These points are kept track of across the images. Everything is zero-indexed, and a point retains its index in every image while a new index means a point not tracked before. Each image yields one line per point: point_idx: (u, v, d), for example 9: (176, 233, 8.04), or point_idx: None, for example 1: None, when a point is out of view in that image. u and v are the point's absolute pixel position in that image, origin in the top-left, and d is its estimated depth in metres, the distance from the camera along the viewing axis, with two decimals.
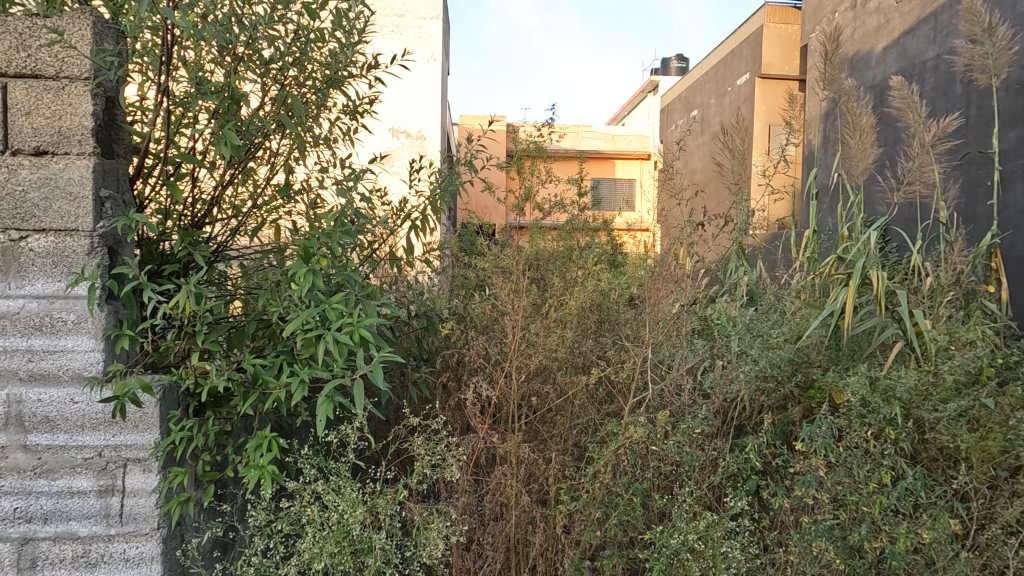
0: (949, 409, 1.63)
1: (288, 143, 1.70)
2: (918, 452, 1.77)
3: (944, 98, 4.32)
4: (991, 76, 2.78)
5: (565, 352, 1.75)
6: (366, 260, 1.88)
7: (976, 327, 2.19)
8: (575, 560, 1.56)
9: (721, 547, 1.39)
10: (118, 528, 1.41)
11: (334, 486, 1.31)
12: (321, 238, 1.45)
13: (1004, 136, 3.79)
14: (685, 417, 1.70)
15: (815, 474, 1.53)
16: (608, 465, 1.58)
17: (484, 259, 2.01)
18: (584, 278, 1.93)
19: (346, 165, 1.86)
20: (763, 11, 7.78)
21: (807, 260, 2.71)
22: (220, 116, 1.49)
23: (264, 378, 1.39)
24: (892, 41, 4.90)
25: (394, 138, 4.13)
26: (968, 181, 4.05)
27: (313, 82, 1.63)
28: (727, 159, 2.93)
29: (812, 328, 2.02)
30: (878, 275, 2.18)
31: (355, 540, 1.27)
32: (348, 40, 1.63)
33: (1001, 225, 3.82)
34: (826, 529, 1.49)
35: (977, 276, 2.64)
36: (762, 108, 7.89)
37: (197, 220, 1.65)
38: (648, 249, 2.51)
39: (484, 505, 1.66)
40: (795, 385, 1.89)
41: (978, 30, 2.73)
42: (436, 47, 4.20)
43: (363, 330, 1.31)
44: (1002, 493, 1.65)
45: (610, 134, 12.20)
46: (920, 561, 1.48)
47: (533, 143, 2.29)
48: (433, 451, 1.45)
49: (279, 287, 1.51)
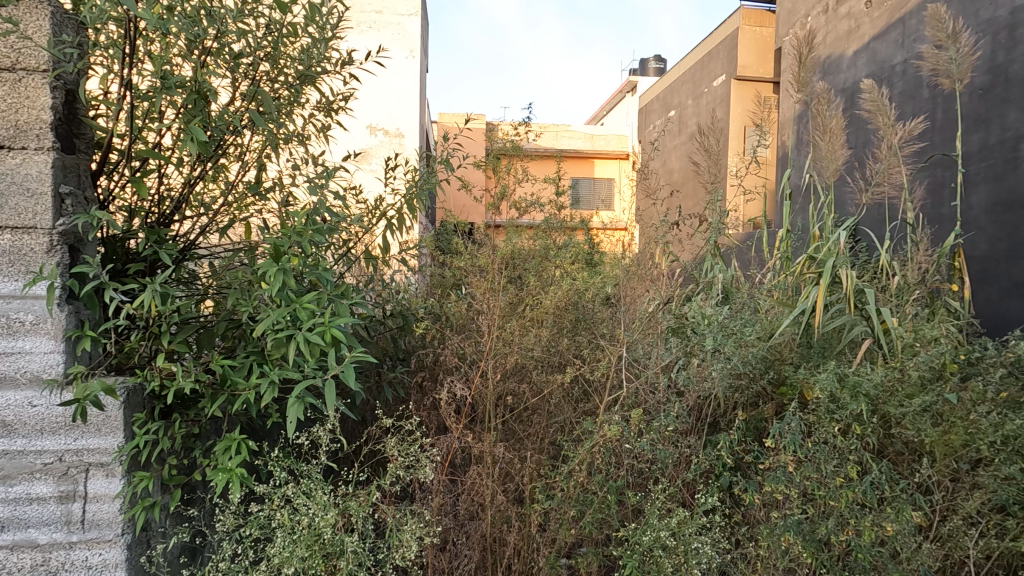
0: (913, 404, 1.69)
1: (259, 139, 1.67)
2: (884, 446, 1.83)
3: (911, 102, 4.46)
4: (955, 81, 2.88)
5: (541, 351, 1.79)
6: (341, 260, 1.86)
7: (940, 324, 2.27)
8: (550, 559, 1.57)
9: (693, 543, 1.39)
10: (80, 534, 1.37)
11: (305, 488, 1.29)
12: (293, 236, 1.41)
13: (967, 139, 3.93)
14: (659, 415, 1.71)
15: (784, 470, 1.57)
16: (583, 463, 1.59)
17: (460, 258, 2.02)
18: (560, 277, 1.99)
19: (320, 163, 1.83)
20: (738, 14, 7.92)
21: (780, 260, 2.76)
22: (187, 112, 1.44)
23: (232, 379, 1.37)
24: (861, 45, 5.02)
25: (372, 135, 4.09)
26: (933, 182, 4.19)
27: (286, 78, 1.60)
28: (703, 159, 2.97)
29: (784, 327, 2.07)
30: (847, 275, 2.25)
31: (327, 542, 1.24)
32: (322, 35, 1.61)
33: (964, 225, 3.97)
34: (794, 523, 1.51)
35: (942, 275, 2.72)
36: (738, 109, 8.01)
37: (166, 217, 1.61)
38: (627, 248, 2.49)
39: (460, 504, 1.64)
40: (768, 383, 1.93)
41: (943, 35, 2.82)
42: (414, 44, 4.17)
43: (335, 330, 1.29)
44: (963, 486, 1.69)
45: (589, 134, 12.27)
46: (885, 553, 1.51)
47: (511, 141, 2.20)
48: (407, 452, 1.44)
49: (251, 287, 1.48)
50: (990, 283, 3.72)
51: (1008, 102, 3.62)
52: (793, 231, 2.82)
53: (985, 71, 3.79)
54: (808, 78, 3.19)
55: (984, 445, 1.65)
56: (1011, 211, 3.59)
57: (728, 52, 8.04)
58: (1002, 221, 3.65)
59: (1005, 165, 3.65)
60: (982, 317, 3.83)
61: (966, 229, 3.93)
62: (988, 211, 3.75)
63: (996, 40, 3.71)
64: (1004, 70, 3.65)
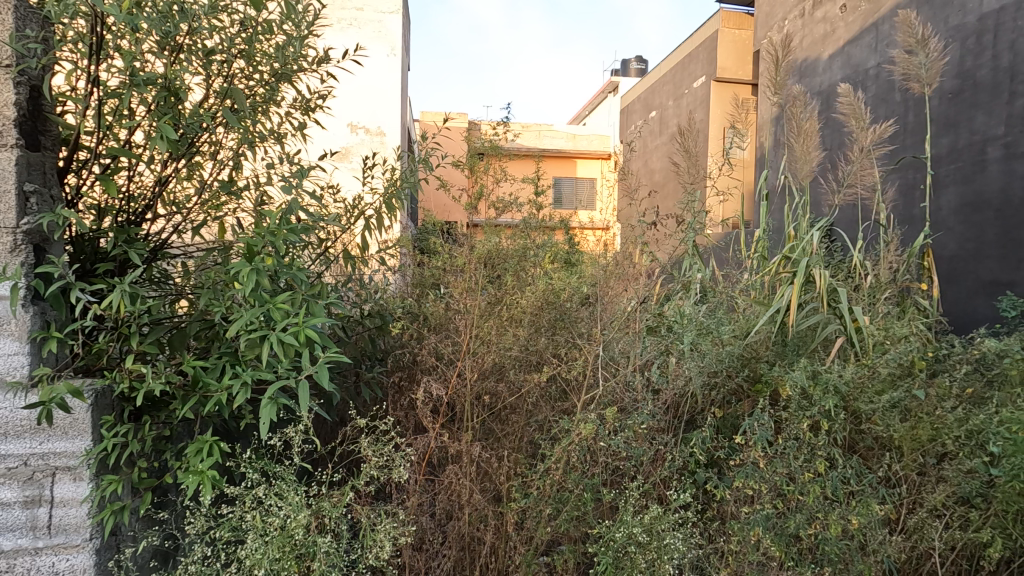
0: (882, 400, 1.75)
1: (233, 137, 1.65)
2: (854, 442, 1.87)
3: (884, 105, 4.58)
4: (924, 85, 2.95)
5: (518, 350, 1.80)
6: (318, 260, 1.84)
7: (910, 322, 2.34)
8: (526, 557, 1.57)
9: (666, 539, 1.40)
10: (46, 539, 1.34)
11: (277, 489, 1.27)
12: (266, 236, 1.39)
13: (937, 142, 4.04)
14: (633, 413, 1.73)
15: (755, 466, 1.59)
16: (559, 461, 1.60)
17: (438, 258, 2.02)
18: (536, 278, 1.98)
19: (296, 162, 1.81)
20: (717, 17, 8.02)
21: (757, 259, 2.81)
22: (157, 109, 1.42)
23: (204, 380, 1.35)
24: (836, 49, 5.12)
25: (353, 133, 4.07)
26: (905, 183, 4.30)
27: (261, 76, 1.59)
28: (681, 159, 3.01)
29: (759, 325, 2.11)
30: (820, 274, 2.30)
31: (299, 544, 1.22)
32: (298, 33, 1.60)
33: (934, 225, 4.09)
34: (763, 518, 1.52)
35: (911, 274, 2.78)
36: (717, 110, 8.12)
37: (137, 216, 1.59)
38: (607, 246, 2.52)
39: (437, 504, 1.65)
40: (744, 380, 1.97)
41: (913, 40, 2.89)
42: (395, 41, 4.15)
43: (308, 330, 1.27)
44: (929, 479, 1.73)
45: (571, 134, 12.33)
46: (852, 546, 1.53)
47: (490, 140, 2.16)
48: (381, 452, 1.42)
49: (225, 287, 1.47)
50: (959, 283, 3.85)
51: (976, 106, 3.74)
52: (768, 231, 2.87)
53: (953, 76, 3.91)
54: (784, 81, 3.24)
55: (948, 439, 1.71)
56: (978, 212, 3.72)
57: (708, 54, 8.14)
58: (970, 221, 3.77)
59: (972, 167, 3.77)
60: (951, 315, 3.96)
61: (936, 229, 4.06)
62: (957, 212, 3.87)
63: (964, 46, 3.82)
64: (972, 75, 3.76)
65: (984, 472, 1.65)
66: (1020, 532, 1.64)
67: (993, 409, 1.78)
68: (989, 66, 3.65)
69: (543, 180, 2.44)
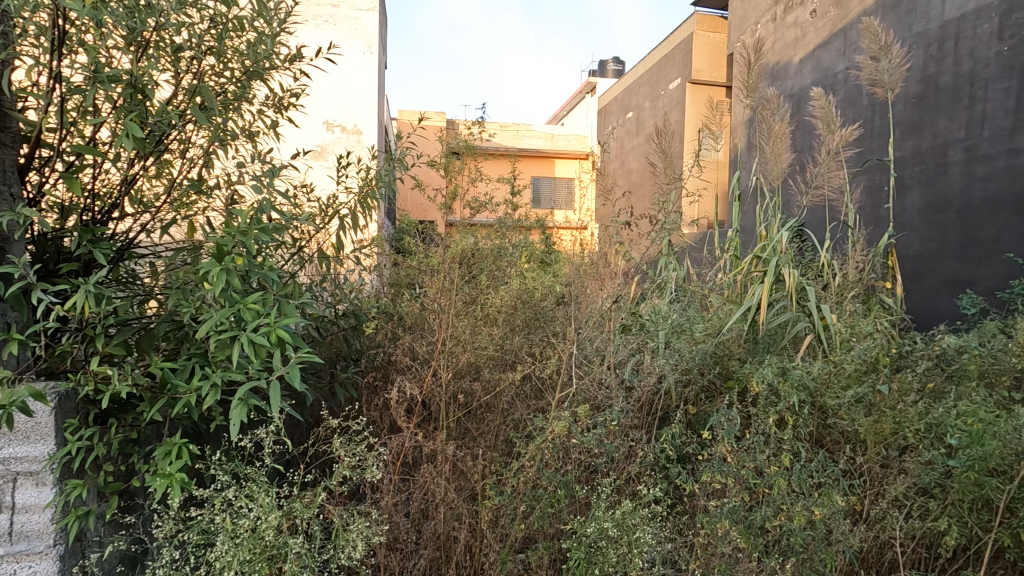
0: (848, 395, 1.81)
1: (204, 135, 1.63)
2: (821, 436, 1.93)
3: (853, 109, 4.72)
4: (888, 89, 3.04)
5: (493, 349, 1.81)
6: (292, 260, 1.82)
7: (875, 320, 2.42)
8: (500, 553, 1.58)
9: (636, 533, 1.42)
10: (8, 547, 1.31)
11: (248, 491, 1.26)
12: (237, 236, 1.38)
13: (902, 145, 4.18)
14: (603, 410, 1.76)
15: (722, 460, 1.63)
16: (534, 459, 1.61)
17: (413, 258, 2.02)
18: (510, 277, 2.00)
19: (268, 161, 1.79)
20: (692, 19, 8.15)
21: (730, 258, 2.87)
22: (123, 106, 1.39)
23: (173, 382, 1.34)
24: (807, 53, 5.25)
25: (329, 131, 4.04)
26: (872, 184, 4.43)
27: (232, 73, 1.57)
28: (657, 160, 3.05)
29: (731, 323, 2.16)
30: (790, 273, 2.36)
31: (270, 545, 1.22)
32: (269, 31, 1.58)
33: (899, 225, 4.23)
34: (730, 511, 1.56)
35: (876, 273, 2.87)
36: (692, 111, 8.24)
37: (104, 215, 1.56)
38: (583, 246, 2.55)
39: (413, 503, 1.65)
40: (716, 377, 2.02)
41: (877, 46, 2.98)
42: (372, 39, 4.13)
43: (280, 331, 1.26)
44: (891, 471, 1.79)
45: (549, 134, 12.38)
46: (817, 537, 1.58)
47: (464, 140, 2.16)
48: (354, 452, 1.42)
49: (195, 287, 1.45)
50: (922, 281, 3.98)
51: (938, 110, 3.88)
52: (741, 231, 2.94)
53: (917, 81, 4.04)
54: (756, 84, 3.31)
55: (910, 432, 1.77)
56: (940, 213, 3.85)
57: (683, 56, 8.27)
58: (933, 222, 3.90)
59: (935, 169, 3.91)
60: (915, 313, 4.09)
61: (900, 229, 4.19)
62: (921, 213, 4.00)
63: (928, 52, 3.96)
64: (935, 81, 3.90)
65: (943, 464, 1.71)
66: (975, 520, 1.69)
67: (951, 403, 1.85)
68: (951, 72, 3.79)
69: (519, 180, 2.45)
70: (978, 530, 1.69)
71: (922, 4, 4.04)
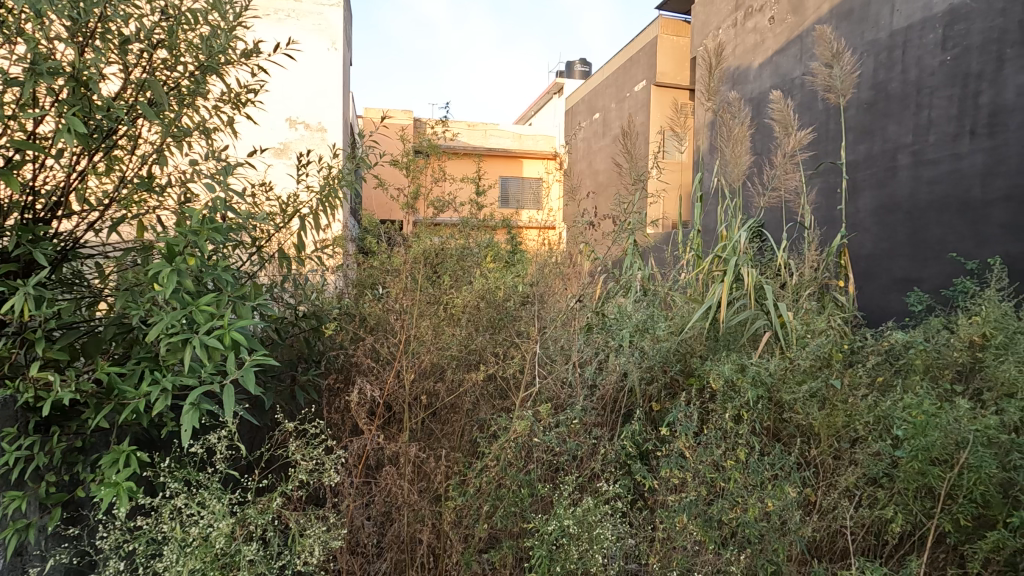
0: (802, 390, 1.88)
1: (155, 132, 1.56)
2: (778, 430, 2.00)
3: (809, 113, 4.89)
4: (840, 95, 3.16)
5: (456, 349, 1.79)
6: (251, 260, 1.78)
7: (828, 318, 2.51)
8: (464, 553, 1.57)
9: (596, 529, 1.44)
10: None
11: (199, 498, 1.23)
12: (188, 236, 1.33)
13: (854, 149, 4.36)
14: (566, 409, 1.77)
15: (680, 455, 1.67)
16: (497, 459, 1.62)
17: (377, 258, 2.00)
18: (473, 276, 1.99)
19: (224, 158, 1.74)
20: (657, 24, 8.31)
21: (693, 257, 2.96)
22: (65, 100, 1.32)
23: (121, 388, 1.29)
24: (766, 58, 5.40)
25: (292, 128, 3.95)
26: (826, 186, 4.60)
27: (184, 67, 1.52)
28: (622, 160, 3.09)
29: (692, 322, 2.21)
30: (749, 273, 2.43)
31: (222, 553, 1.18)
32: (224, 24, 1.54)
33: (852, 226, 4.39)
34: (688, 504, 1.60)
35: (830, 272, 2.97)
36: (657, 114, 8.40)
37: (46, 214, 1.49)
38: (550, 246, 2.57)
39: (375, 505, 1.63)
40: (678, 374, 2.06)
41: (830, 53, 3.09)
42: (336, 36, 4.05)
43: (235, 333, 1.23)
44: (843, 462, 1.86)
45: (518, 134, 12.40)
46: (772, 529, 1.62)
47: (426, 139, 2.19)
48: (311, 456, 1.39)
49: (144, 289, 1.40)
50: (874, 280, 4.14)
51: (888, 116, 4.05)
52: (702, 231, 3.01)
53: (868, 87, 4.22)
54: (717, 88, 3.39)
55: (860, 424, 1.84)
56: (890, 214, 4.02)
57: (648, 59, 8.41)
58: (884, 223, 4.07)
59: (885, 173, 4.08)
60: (867, 310, 4.26)
61: (853, 230, 4.36)
62: (872, 214, 4.17)
63: (878, 60, 4.14)
64: (885, 88, 4.08)
65: (889, 454, 1.78)
66: (919, 507, 1.75)
67: (897, 397, 1.93)
68: (900, 79, 3.96)
69: (484, 179, 2.45)
70: (922, 516, 1.75)
71: (873, 14, 4.22)
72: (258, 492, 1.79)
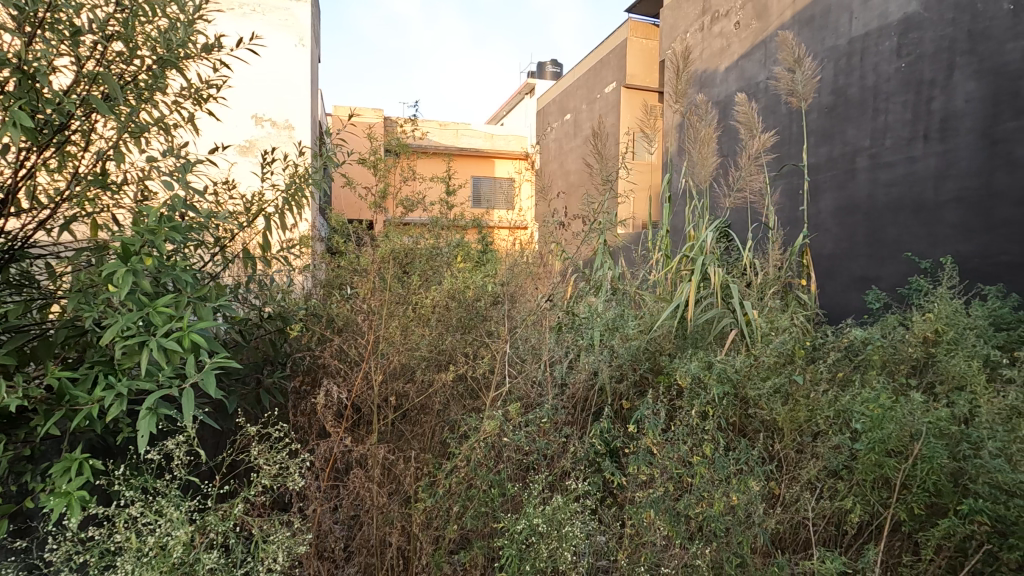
0: (766, 386, 1.93)
1: (110, 127, 1.50)
2: (743, 425, 2.04)
3: (773, 116, 5.02)
4: (801, 99, 3.26)
5: (426, 350, 1.77)
6: (213, 260, 1.73)
7: (791, 315, 2.58)
8: (433, 555, 1.56)
9: (564, 527, 1.45)
10: None
11: (156, 506, 1.19)
12: (145, 235, 1.29)
13: (816, 152, 4.49)
14: (535, 408, 1.78)
15: (648, 451, 1.70)
16: (466, 459, 1.61)
17: (345, 258, 1.97)
18: (442, 276, 1.98)
19: (185, 154, 1.69)
20: (627, 27, 8.42)
21: (662, 257, 3.01)
22: (11, 93, 1.26)
23: (72, 393, 1.24)
24: (732, 62, 5.53)
25: (257, 126, 3.85)
26: (789, 187, 4.72)
27: (141, 61, 1.46)
28: (592, 160, 3.12)
29: (660, 320, 2.25)
30: (716, 272, 2.48)
31: (180, 562, 1.15)
32: (184, 18, 1.49)
33: (814, 227, 4.53)
34: (655, 500, 1.62)
35: (793, 271, 3.05)
36: (627, 115, 8.50)
37: None
38: (521, 245, 2.57)
39: (342, 509, 1.60)
40: (647, 372, 2.09)
41: (792, 58, 3.18)
42: (304, 32, 3.99)
43: (194, 335, 1.20)
44: (805, 456, 1.91)
45: (490, 134, 12.38)
46: (737, 522, 1.65)
47: (395, 138, 2.15)
48: (275, 460, 1.36)
49: (98, 290, 1.34)
50: (835, 279, 4.28)
51: (847, 120, 4.19)
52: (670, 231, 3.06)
53: (829, 92, 4.35)
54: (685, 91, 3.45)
55: (821, 418, 1.90)
56: (850, 215, 4.16)
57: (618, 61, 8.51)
58: (844, 223, 4.20)
59: (845, 175, 4.21)
60: (829, 308, 4.39)
61: (815, 230, 4.49)
62: (833, 215, 4.30)
63: (838, 66, 4.28)
64: (844, 93, 4.21)
65: (848, 447, 1.84)
66: (877, 497, 1.81)
67: (856, 391, 2.00)
68: (858, 85, 4.10)
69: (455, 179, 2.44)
70: (879, 506, 1.81)
71: (833, 21, 4.35)
72: (220, 498, 1.75)
